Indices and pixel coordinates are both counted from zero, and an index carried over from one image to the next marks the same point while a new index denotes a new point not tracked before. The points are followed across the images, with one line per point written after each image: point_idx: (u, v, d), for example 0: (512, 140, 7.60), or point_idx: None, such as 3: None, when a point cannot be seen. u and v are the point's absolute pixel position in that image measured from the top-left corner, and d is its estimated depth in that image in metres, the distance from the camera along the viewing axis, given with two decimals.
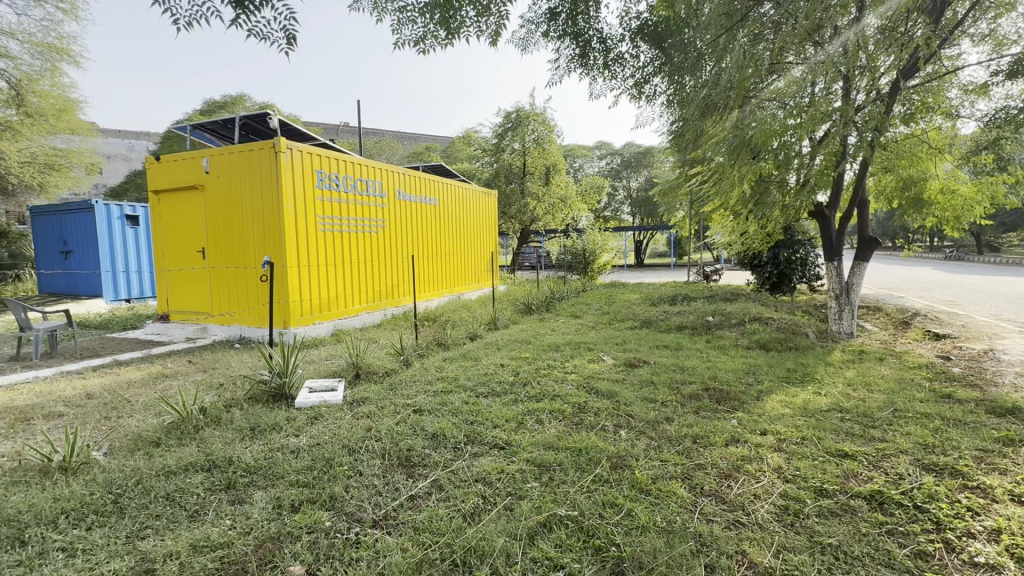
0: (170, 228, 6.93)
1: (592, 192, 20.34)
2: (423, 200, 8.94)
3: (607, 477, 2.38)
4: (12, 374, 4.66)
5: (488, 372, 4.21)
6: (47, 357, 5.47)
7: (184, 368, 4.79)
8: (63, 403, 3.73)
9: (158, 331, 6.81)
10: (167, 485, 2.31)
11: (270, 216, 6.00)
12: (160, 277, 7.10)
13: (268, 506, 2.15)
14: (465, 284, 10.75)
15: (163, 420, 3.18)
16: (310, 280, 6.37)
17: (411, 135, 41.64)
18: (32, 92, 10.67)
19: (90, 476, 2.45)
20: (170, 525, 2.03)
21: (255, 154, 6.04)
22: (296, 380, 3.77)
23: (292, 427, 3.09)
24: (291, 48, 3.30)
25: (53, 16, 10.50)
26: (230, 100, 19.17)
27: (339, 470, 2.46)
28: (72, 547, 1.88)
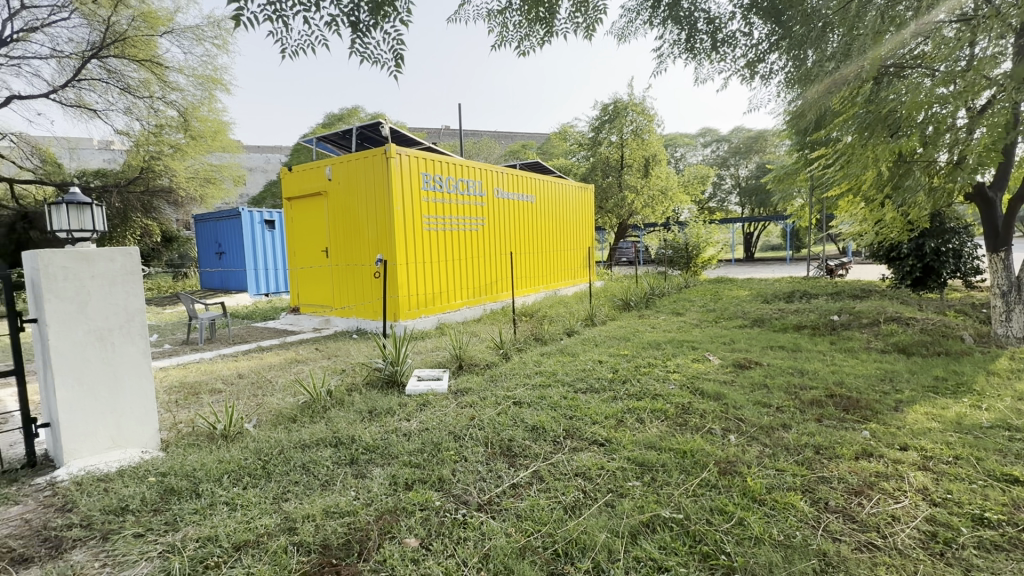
0: (299, 231, 7.82)
1: (695, 183, 19.20)
2: (521, 197, 9.11)
3: (715, 482, 2.26)
4: (183, 356, 5.59)
5: (586, 368, 4.19)
6: (208, 342, 6.48)
7: (313, 355, 5.39)
8: (222, 381, 4.41)
9: (291, 321, 7.72)
10: (303, 457, 2.64)
11: (382, 217, 6.51)
12: (292, 275, 8.05)
13: (386, 482, 2.36)
14: (562, 281, 10.79)
15: (298, 399, 3.62)
16: (417, 276, 6.81)
17: (507, 134, 42.57)
18: (195, 117, 12.63)
19: (244, 443, 2.88)
20: (306, 491, 2.31)
21: (369, 160, 6.58)
22: (406, 369, 4.07)
23: (404, 412, 3.35)
24: (398, 68, 3.54)
25: (210, 52, 12.31)
26: (347, 112, 21.06)
27: (446, 454, 2.62)
28: (232, 502, 2.23)
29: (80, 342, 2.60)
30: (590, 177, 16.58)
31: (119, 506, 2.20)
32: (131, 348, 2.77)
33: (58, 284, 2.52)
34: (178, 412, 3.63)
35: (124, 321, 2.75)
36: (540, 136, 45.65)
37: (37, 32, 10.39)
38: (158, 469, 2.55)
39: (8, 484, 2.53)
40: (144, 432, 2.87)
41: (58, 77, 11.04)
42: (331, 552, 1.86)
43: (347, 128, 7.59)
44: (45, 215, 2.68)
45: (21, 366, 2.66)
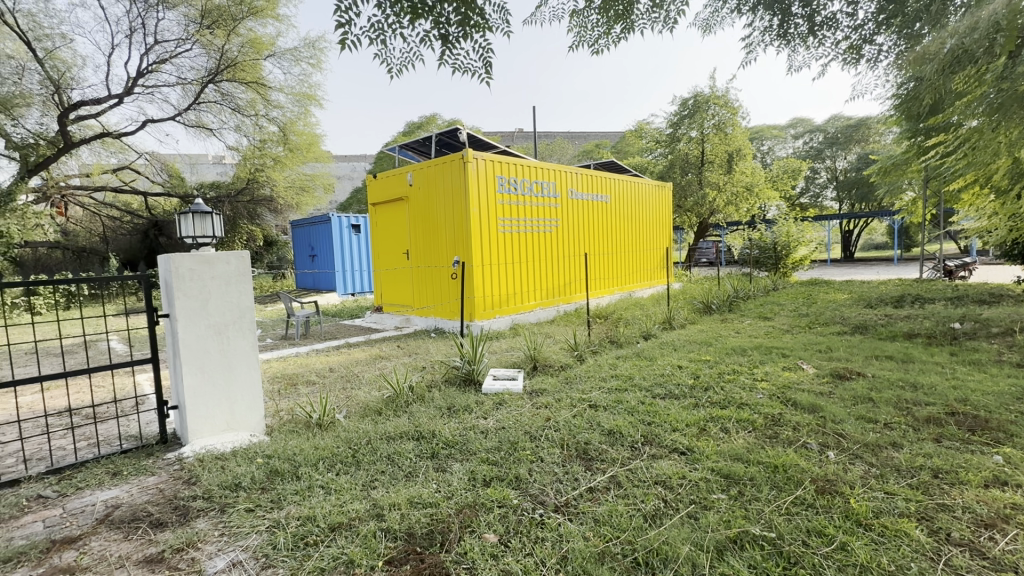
0: (383, 235, 8.28)
1: (785, 177, 17.87)
2: (595, 198, 8.98)
3: (812, 501, 2.10)
4: (283, 350, 6.13)
5: (665, 374, 4.04)
6: (303, 338, 7.04)
7: (395, 352, 5.69)
8: (316, 374, 4.78)
9: (375, 319, 8.21)
10: (388, 448, 2.79)
11: (459, 220, 6.72)
12: (376, 276, 8.54)
13: (465, 477, 2.43)
14: (638, 283, 10.50)
15: (383, 393, 3.83)
16: (492, 277, 6.95)
17: (581, 134, 42.28)
18: (292, 131, 13.79)
19: (337, 432, 3.10)
20: (392, 480, 2.45)
21: (447, 165, 6.82)
22: (483, 368, 4.18)
23: (481, 410, 3.43)
24: (489, 75, 3.66)
25: (306, 71, 13.41)
26: (425, 120, 21.99)
27: (522, 454, 2.65)
28: (327, 487, 2.41)
29: (202, 335, 2.94)
30: (668, 175, 16.01)
31: (233, 482, 2.46)
32: (242, 341, 3.09)
33: (185, 283, 2.87)
34: (279, 401, 3.99)
35: (236, 317, 3.07)
36: (614, 135, 44.76)
37: (166, 63, 11.89)
38: (265, 452, 2.82)
39: (146, 457, 2.93)
40: (253, 418, 3.18)
41: (182, 101, 12.55)
42: (415, 541, 1.95)
43: (427, 135, 7.92)
44: (176, 223, 3.05)
45: (156, 355, 3.06)
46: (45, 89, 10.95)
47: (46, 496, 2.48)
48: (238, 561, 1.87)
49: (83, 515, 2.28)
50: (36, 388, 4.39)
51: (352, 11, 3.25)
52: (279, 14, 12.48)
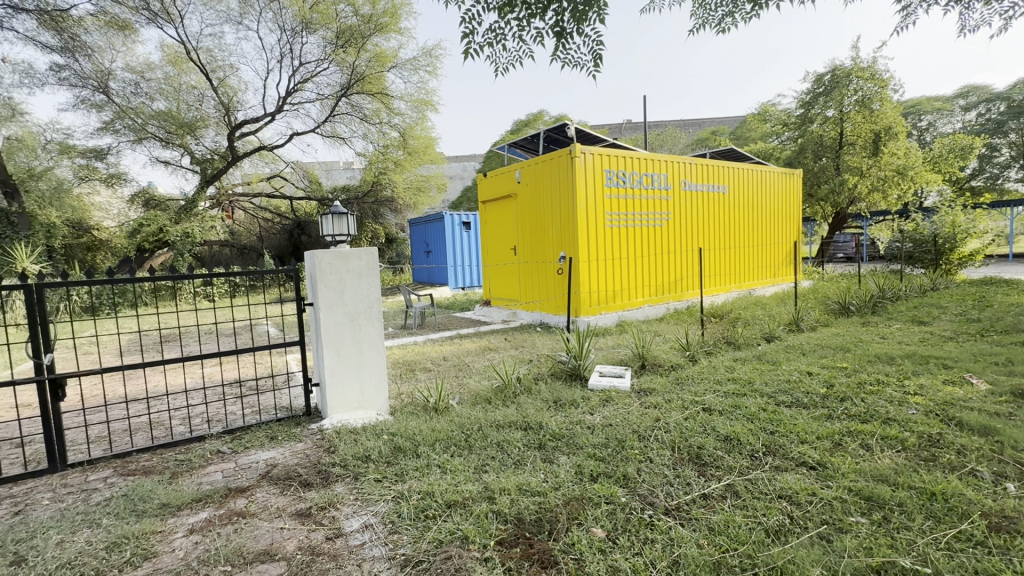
0: (492, 231, 8.59)
1: (951, 157, 15.10)
2: (711, 188, 8.41)
3: (983, 539, 1.78)
4: (403, 338, 6.67)
5: (791, 380, 3.67)
6: (420, 328, 7.60)
7: (502, 344, 5.89)
8: (432, 362, 5.13)
9: (484, 313, 8.57)
10: (498, 436, 2.91)
11: (566, 215, 6.73)
12: (485, 271, 8.90)
13: (572, 470, 2.46)
14: (759, 280, 9.64)
15: (492, 383, 3.99)
16: (599, 273, 6.87)
17: (696, 121, 39.72)
18: (411, 136, 14.85)
19: (451, 417, 3.31)
20: (502, 466, 2.56)
21: (555, 161, 6.86)
22: (589, 363, 4.16)
23: (587, 405, 3.43)
24: (600, 66, 3.63)
25: (423, 78, 14.33)
26: (532, 117, 22.26)
27: (630, 453, 2.61)
28: (443, 466, 2.59)
29: (339, 322, 3.32)
30: (797, 161, 14.44)
31: (364, 454, 2.76)
32: (371, 329, 3.43)
33: (327, 276, 3.27)
34: (401, 385, 4.35)
35: (366, 307, 3.40)
36: (733, 120, 41.30)
37: (308, 82, 13.50)
38: (389, 430, 3.11)
39: (297, 425, 3.39)
40: (379, 398, 3.51)
41: (320, 114, 14.15)
42: (525, 526, 2.02)
43: (536, 132, 8.03)
44: (319, 223, 3.46)
45: (303, 338, 3.52)
46: (219, 112, 13.10)
47: (223, 452, 2.99)
48: (370, 524, 2.09)
49: (250, 469, 2.72)
50: (214, 362, 5.29)
51: (475, 20, 3.43)
52: (401, 28, 13.49)
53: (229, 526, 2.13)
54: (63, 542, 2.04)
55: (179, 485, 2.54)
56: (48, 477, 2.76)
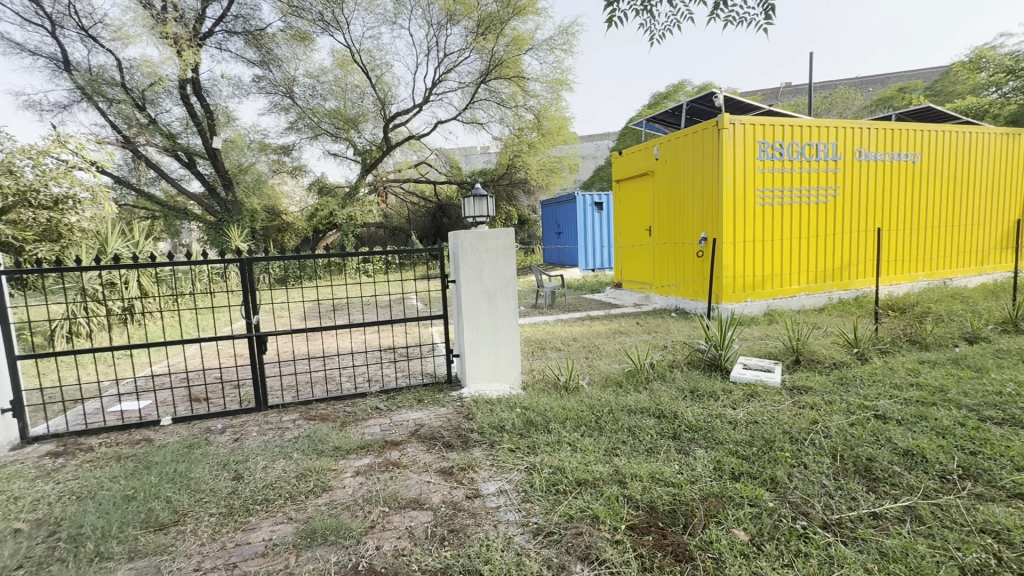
0: (626, 212, 8.32)
1: None
2: (896, 157, 7.04)
3: None
4: (534, 317, 6.85)
5: (1002, 392, 2.96)
6: (551, 308, 7.73)
7: (634, 328, 5.71)
8: (562, 342, 5.19)
9: (615, 295, 8.41)
10: (629, 421, 2.85)
11: (709, 192, 6.21)
12: (618, 253, 8.70)
13: (709, 465, 2.31)
14: (957, 268, 7.89)
15: (624, 367, 3.90)
16: (746, 256, 6.26)
17: (878, 78, 33.38)
18: (545, 117, 14.89)
19: (582, 397, 3.32)
20: (633, 452, 2.51)
21: (699, 134, 6.34)
22: (732, 354, 3.84)
23: (728, 399, 3.18)
24: (768, 20, 3.22)
25: (559, 58, 14.25)
26: (673, 88, 20.79)
27: (780, 455, 2.36)
28: (573, 444, 2.61)
29: (478, 299, 3.53)
30: None
31: (499, 424, 2.92)
32: (507, 306, 3.58)
33: (468, 256, 3.48)
34: (533, 362, 4.48)
35: (502, 285, 3.55)
36: (930, 73, 33.86)
37: (451, 72, 14.31)
38: (521, 403, 3.23)
39: (440, 391, 3.71)
40: (513, 373, 3.67)
41: (461, 102, 14.96)
42: (658, 515, 1.96)
43: (678, 103, 7.48)
44: (461, 204, 3.66)
45: (446, 312, 3.81)
46: (376, 107, 14.62)
47: (380, 408, 3.41)
48: (505, 490, 2.22)
49: (401, 427, 3.06)
50: (373, 330, 6.01)
51: None
52: (538, 9, 13.52)
53: (386, 473, 2.43)
54: (266, 468, 2.53)
55: (347, 432, 2.97)
56: (255, 414, 3.43)
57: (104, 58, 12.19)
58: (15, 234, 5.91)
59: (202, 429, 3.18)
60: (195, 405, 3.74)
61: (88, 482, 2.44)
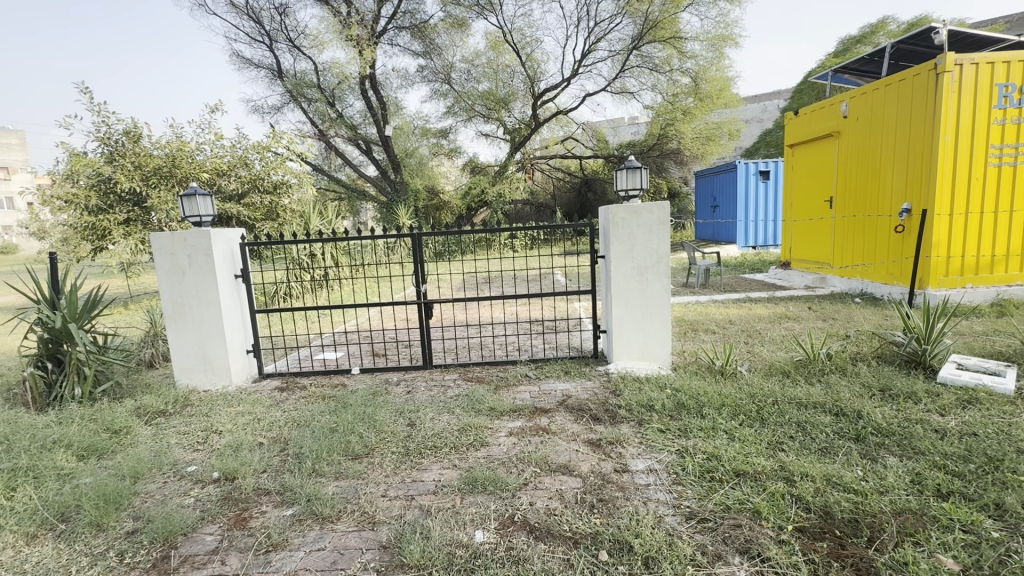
0: (801, 181, 7.27)
1: None
2: None
3: None
4: (684, 296, 6.48)
5: None
6: (703, 287, 7.21)
7: (805, 314, 5.04)
8: (717, 324, 4.83)
9: (781, 276, 7.50)
10: (799, 415, 2.56)
11: (918, 153, 5.10)
12: (788, 228, 7.70)
13: (905, 477, 1.97)
14: None
15: (793, 356, 3.49)
16: (968, 230, 5.04)
17: None
18: (704, 79, 13.72)
19: (740, 384, 3.07)
20: (804, 449, 2.25)
21: (908, 82, 5.19)
22: (941, 351, 3.16)
23: (934, 403, 2.65)
24: None
25: (723, 10, 12.86)
26: (870, 29, 17.28)
27: (1010, 478, 1.91)
28: (731, 433, 2.44)
29: (628, 276, 3.46)
30: None
31: (649, 403, 2.85)
32: (659, 284, 3.44)
33: (620, 231, 3.41)
34: (684, 343, 4.26)
35: (654, 262, 3.42)
36: None
37: (601, 41, 13.85)
38: (672, 384, 3.11)
39: (586, 365, 3.77)
40: (662, 353, 3.54)
41: (611, 71, 14.43)
42: (834, 523, 1.75)
43: (879, 48, 6.20)
44: (615, 177, 3.57)
45: (594, 288, 3.81)
46: (526, 85, 14.90)
47: (529, 376, 3.60)
48: (655, 469, 2.19)
49: (550, 395, 3.19)
50: (521, 303, 6.30)
51: None
52: None
53: (537, 437, 2.56)
54: (434, 419, 2.87)
55: (500, 395, 3.20)
56: (423, 370, 3.88)
57: (305, 63, 14.45)
58: (248, 215, 7.54)
59: (383, 379, 3.73)
60: (376, 359, 4.39)
61: (305, 413, 3.04)
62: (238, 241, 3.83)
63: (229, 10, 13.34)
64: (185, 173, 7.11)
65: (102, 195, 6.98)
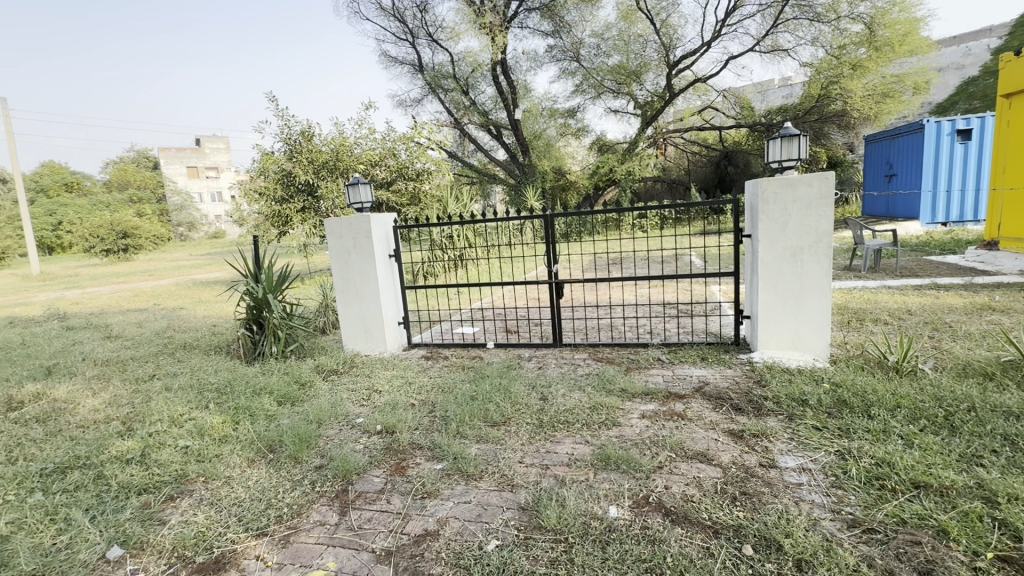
0: (1018, 139, 5.80)
1: None
2: None
3: None
4: (847, 281, 5.67)
5: None
6: (872, 271, 6.22)
7: (1019, 305, 4.08)
8: (890, 314, 4.15)
9: (983, 259, 6.14)
10: (1007, 427, 2.11)
11: None
12: (996, 198, 6.23)
13: None
14: None
15: (999, 355, 2.87)
16: None
17: None
18: (882, 24, 11.75)
19: (922, 384, 2.61)
20: (1011, 467, 1.86)
21: None
22: None
23: None
24: None
25: None
26: None
27: None
28: (908, 439, 2.10)
29: (779, 256, 3.13)
30: None
31: (800, 398, 2.59)
32: (817, 266, 3.06)
33: (770, 207, 3.09)
34: (847, 334, 3.74)
35: (812, 241, 3.05)
36: None
37: None
38: (831, 378, 2.77)
39: (725, 352, 3.53)
40: (818, 343, 3.16)
41: (761, 28, 12.88)
42: None
43: None
44: (765, 148, 3.21)
45: (737, 270, 3.53)
46: (660, 54, 14.04)
47: (662, 360, 3.49)
48: (809, 469, 1.99)
49: (685, 380, 3.07)
50: (652, 286, 6.08)
51: None
52: None
53: (672, 422, 2.50)
54: (566, 395, 2.95)
55: (632, 377, 3.17)
56: (553, 348, 4.00)
57: (442, 56, 15.35)
58: (396, 201, 8.37)
59: (516, 354, 3.93)
60: (509, 335, 4.62)
61: (448, 381, 3.34)
62: (391, 225, 4.28)
63: (379, 14, 14.63)
64: (347, 165, 8.13)
65: (285, 187, 8.25)
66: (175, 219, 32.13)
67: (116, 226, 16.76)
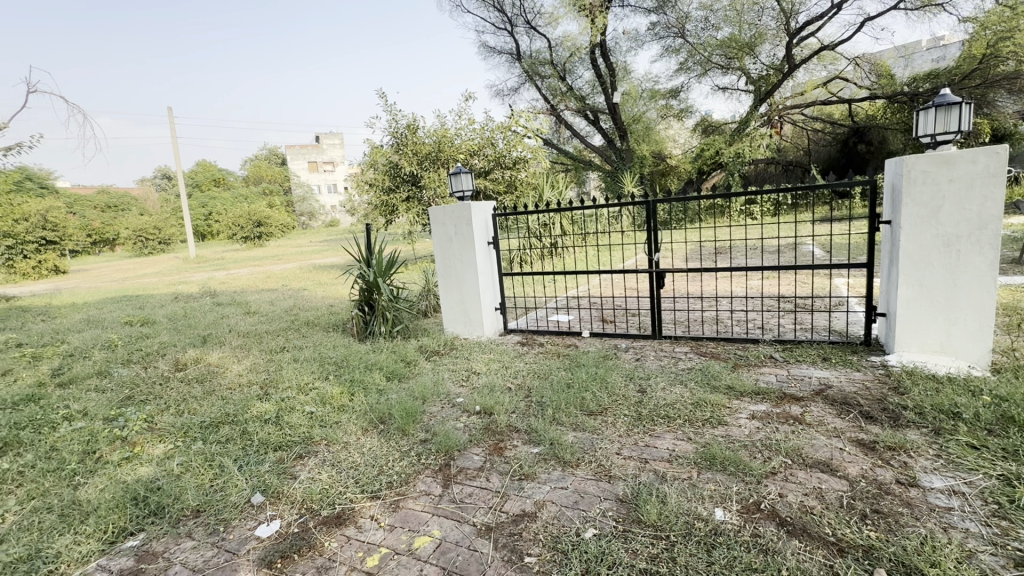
0: None
1: None
2: None
3: None
4: (1014, 276, 4.77)
5: None
6: None
7: None
8: None
9: None
10: None
11: None
12: None
13: None
14: None
15: None
16: None
17: None
18: None
19: None
20: None
21: None
22: None
23: None
24: None
25: None
26: None
27: None
28: None
29: (928, 246, 2.71)
30: None
31: (951, 410, 2.23)
32: (978, 257, 2.60)
33: (917, 188, 2.68)
34: (1016, 339, 3.15)
35: (972, 227, 2.59)
36: None
37: None
38: (994, 390, 2.35)
39: (852, 353, 3.15)
40: (976, 347, 2.71)
41: None
42: None
43: None
44: (914, 120, 2.77)
45: (871, 261, 3.11)
46: (778, 21, 12.73)
47: (776, 358, 3.21)
48: (962, 492, 1.72)
49: (803, 382, 2.80)
50: (761, 278, 5.62)
51: None
52: None
53: (788, 426, 2.29)
54: (666, 388, 2.84)
55: (740, 374, 2.96)
56: (651, 340, 3.86)
57: (540, 42, 15.31)
58: (494, 189, 8.56)
59: (612, 344, 3.86)
60: (605, 325, 4.54)
61: (543, 367, 3.38)
62: (491, 212, 4.38)
63: (479, 6, 14.95)
64: (448, 156, 8.47)
65: (392, 178, 8.79)
66: (299, 209, 35.85)
67: (253, 216, 19.18)
